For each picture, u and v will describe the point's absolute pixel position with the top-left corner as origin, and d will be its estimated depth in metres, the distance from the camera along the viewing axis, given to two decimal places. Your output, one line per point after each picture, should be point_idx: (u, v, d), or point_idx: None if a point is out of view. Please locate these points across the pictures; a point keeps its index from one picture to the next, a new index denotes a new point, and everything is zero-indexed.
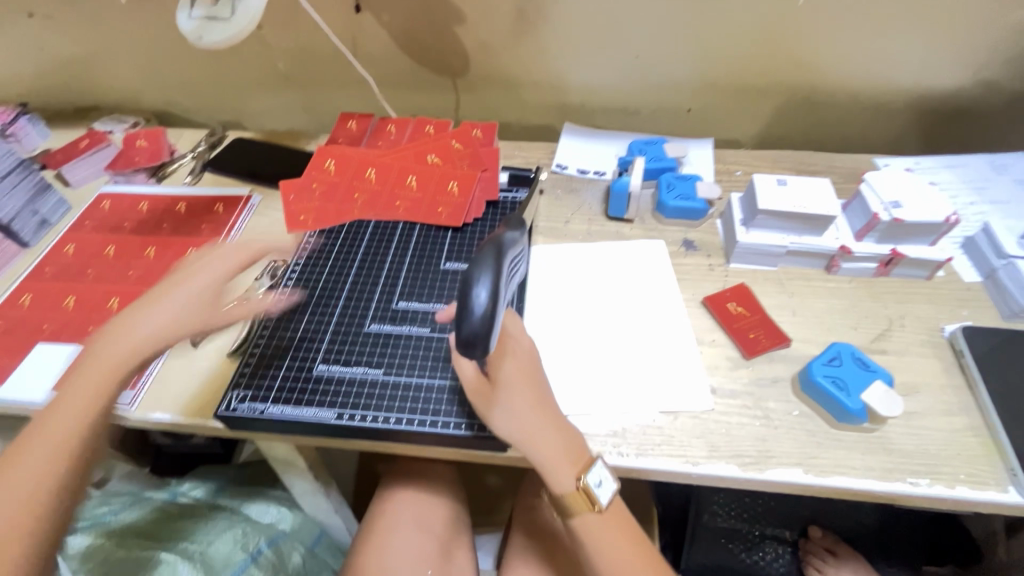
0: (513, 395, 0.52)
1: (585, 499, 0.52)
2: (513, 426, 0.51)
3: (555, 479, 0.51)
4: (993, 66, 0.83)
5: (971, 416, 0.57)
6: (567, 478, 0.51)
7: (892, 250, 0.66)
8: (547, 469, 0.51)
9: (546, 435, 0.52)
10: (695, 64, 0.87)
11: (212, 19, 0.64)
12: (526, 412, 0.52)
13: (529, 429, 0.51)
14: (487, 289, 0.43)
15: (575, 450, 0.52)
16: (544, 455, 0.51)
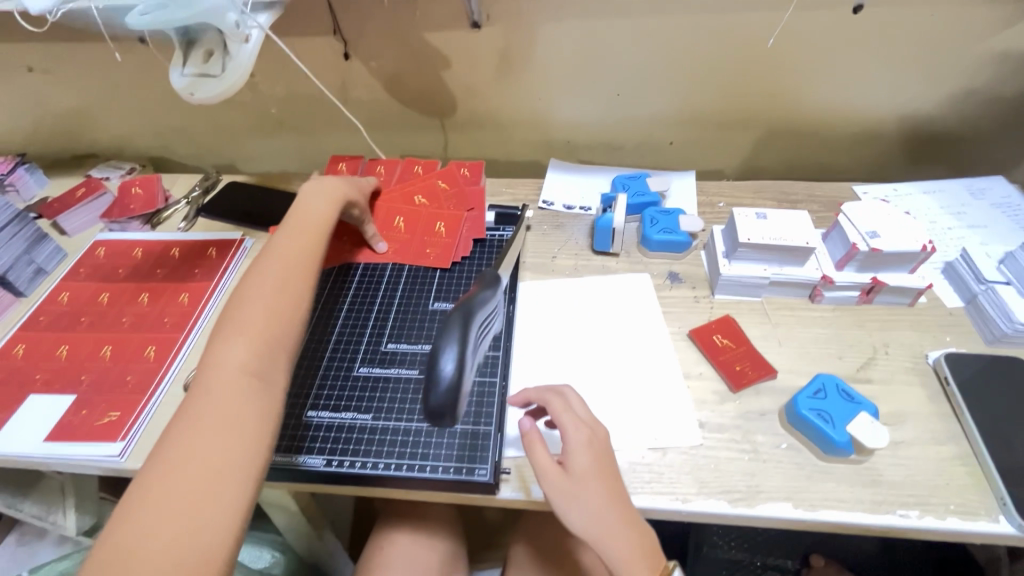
0: (587, 490, 0.49)
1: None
2: (587, 522, 0.49)
3: None
4: (964, 94, 0.86)
5: (959, 444, 0.57)
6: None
7: (873, 278, 0.67)
8: (623, 574, 0.48)
9: (624, 532, 0.49)
10: (675, 100, 0.90)
11: (204, 76, 0.66)
12: (599, 507, 0.49)
13: (605, 525, 0.48)
14: (453, 357, 0.42)
15: (650, 548, 0.49)
16: (622, 558, 0.48)
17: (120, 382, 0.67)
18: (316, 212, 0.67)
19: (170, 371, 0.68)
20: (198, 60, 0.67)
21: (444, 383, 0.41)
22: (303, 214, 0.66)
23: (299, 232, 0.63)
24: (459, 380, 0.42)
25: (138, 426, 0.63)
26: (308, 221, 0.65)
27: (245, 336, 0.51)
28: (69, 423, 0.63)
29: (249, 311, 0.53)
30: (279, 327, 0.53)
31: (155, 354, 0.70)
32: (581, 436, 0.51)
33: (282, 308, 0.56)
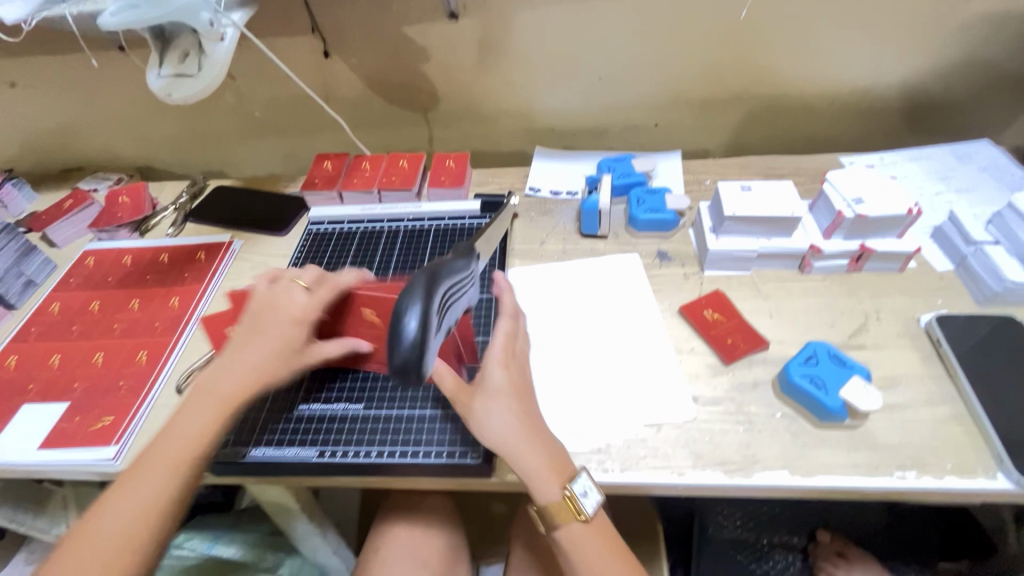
0: (501, 404, 0.51)
1: (573, 512, 0.50)
2: (501, 435, 0.51)
3: (538, 486, 0.50)
4: (945, 60, 0.86)
5: (954, 404, 0.56)
6: (554, 486, 0.50)
7: (861, 245, 0.67)
8: (530, 476, 0.50)
9: (533, 442, 0.51)
10: (656, 81, 0.90)
11: (181, 76, 0.67)
12: (511, 420, 0.51)
13: (516, 436, 0.50)
14: (419, 317, 0.40)
15: (558, 458, 0.51)
16: (528, 461, 0.50)
17: (113, 387, 0.67)
18: (224, 394, 0.53)
19: (162, 373, 0.68)
20: (174, 61, 0.67)
21: (409, 340, 0.40)
22: (210, 397, 0.53)
23: (201, 407, 0.53)
24: (425, 338, 0.40)
25: (133, 429, 0.63)
26: (213, 401, 0.53)
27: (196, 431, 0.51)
28: (63, 430, 0.63)
29: (122, 497, 0.49)
30: (147, 523, 0.48)
31: (147, 358, 0.69)
32: (501, 354, 0.53)
33: (154, 498, 0.49)
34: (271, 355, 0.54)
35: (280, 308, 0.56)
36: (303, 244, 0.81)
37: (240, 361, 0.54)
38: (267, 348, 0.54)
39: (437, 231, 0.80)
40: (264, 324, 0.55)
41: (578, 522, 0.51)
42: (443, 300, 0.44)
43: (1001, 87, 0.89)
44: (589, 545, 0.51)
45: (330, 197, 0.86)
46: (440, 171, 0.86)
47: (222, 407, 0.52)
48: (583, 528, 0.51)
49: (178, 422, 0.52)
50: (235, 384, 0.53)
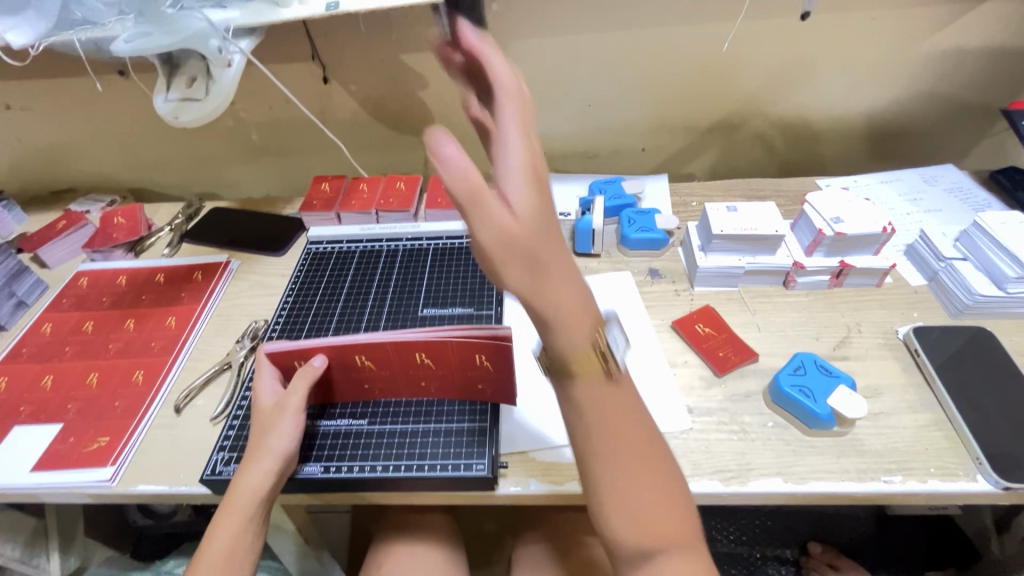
0: (505, 244, 0.32)
1: (598, 363, 0.38)
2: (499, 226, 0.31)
3: (564, 335, 0.36)
4: (907, 91, 0.92)
5: (934, 411, 0.59)
6: (581, 333, 0.36)
7: (841, 262, 0.71)
8: (551, 320, 0.35)
9: (554, 264, 0.33)
10: (644, 108, 0.94)
11: (188, 100, 0.70)
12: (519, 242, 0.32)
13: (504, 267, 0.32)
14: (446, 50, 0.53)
15: (585, 296, 0.36)
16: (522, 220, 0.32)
17: (108, 407, 0.66)
18: (242, 498, 0.50)
19: (160, 393, 0.67)
20: (182, 85, 0.71)
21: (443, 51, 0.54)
22: (235, 504, 0.50)
23: (227, 518, 0.50)
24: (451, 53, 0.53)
25: (128, 450, 0.62)
26: (240, 508, 0.50)
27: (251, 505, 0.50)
28: (57, 451, 0.62)
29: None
30: None
31: (144, 378, 0.69)
32: (518, 176, 0.32)
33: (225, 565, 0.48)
34: (272, 472, 0.52)
35: (277, 435, 0.53)
36: (301, 264, 0.82)
37: (245, 475, 0.51)
38: (268, 466, 0.52)
39: (435, 250, 0.82)
40: (265, 441, 0.53)
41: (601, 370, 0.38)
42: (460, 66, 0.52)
43: (964, 115, 0.95)
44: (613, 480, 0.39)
45: (328, 218, 0.87)
46: (437, 192, 0.89)
47: (245, 512, 0.50)
48: (609, 384, 0.39)
49: (221, 522, 0.50)
50: (254, 489, 0.51)
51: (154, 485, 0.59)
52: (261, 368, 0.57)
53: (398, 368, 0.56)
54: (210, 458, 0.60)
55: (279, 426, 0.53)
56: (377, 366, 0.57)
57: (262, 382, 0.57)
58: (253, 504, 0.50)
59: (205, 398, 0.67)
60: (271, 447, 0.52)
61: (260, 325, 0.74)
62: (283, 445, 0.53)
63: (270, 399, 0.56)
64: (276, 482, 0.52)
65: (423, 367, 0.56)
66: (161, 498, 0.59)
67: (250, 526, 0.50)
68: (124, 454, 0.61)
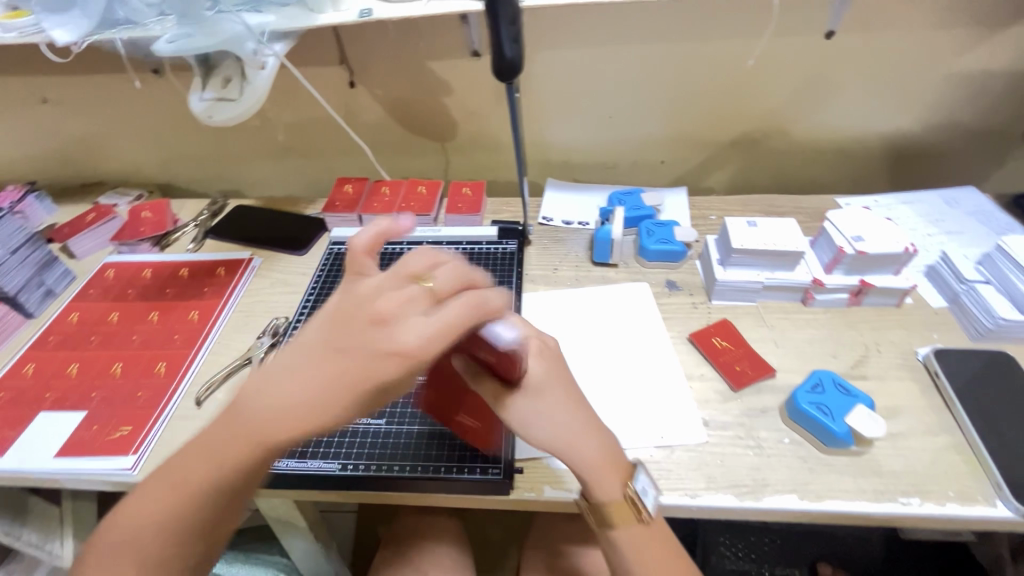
0: (571, 399, 0.51)
1: (633, 512, 0.50)
2: (548, 432, 0.49)
3: (600, 487, 0.49)
4: (930, 113, 0.92)
5: (953, 434, 0.59)
6: (614, 484, 0.50)
7: (861, 280, 0.71)
8: (593, 477, 0.50)
9: (588, 437, 0.50)
10: (665, 121, 0.95)
11: (222, 100, 0.72)
12: (578, 419, 0.50)
13: (606, 475, 0.50)
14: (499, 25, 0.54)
15: (615, 454, 0.51)
16: (586, 458, 0.49)
17: (131, 397, 0.68)
18: (183, 482, 0.42)
19: (181, 386, 0.69)
20: (217, 85, 0.73)
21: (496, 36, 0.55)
22: (179, 484, 0.42)
23: (165, 498, 0.42)
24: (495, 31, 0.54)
25: (150, 440, 0.63)
26: (182, 490, 0.42)
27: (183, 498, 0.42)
28: (80, 439, 0.63)
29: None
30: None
31: (166, 370, 0.70)
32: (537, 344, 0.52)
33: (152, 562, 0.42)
34: (224, 457, 0.42)
35: (396, 332, 0.41)
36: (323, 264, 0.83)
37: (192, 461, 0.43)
38: (218, 450, 0.42)
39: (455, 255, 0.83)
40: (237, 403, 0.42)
41: (638, 524, 0.50)
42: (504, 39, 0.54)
43: (987, 138, 0.95)
44: (643, 550, 0.49)
45: (349, 219, 0.89)
46: (458, 198, 0.90)
47: (186, 493, 0.42)
48: (643, 529, 0.50)
49: (137, 533, 0.42)
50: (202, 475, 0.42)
51: None
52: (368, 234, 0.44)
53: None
54: None
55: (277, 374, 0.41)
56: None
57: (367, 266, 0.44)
58: (194, 490, 0.42)
59: (224, 392, 0.68)
60: (241, 417, 0.41)
61: (280, 322, 0.76)
62: (407, 343, 0.41)
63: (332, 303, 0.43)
64: (226, 469, 0.42)
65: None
66: None
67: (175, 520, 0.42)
68: (146, 444, 0.63)
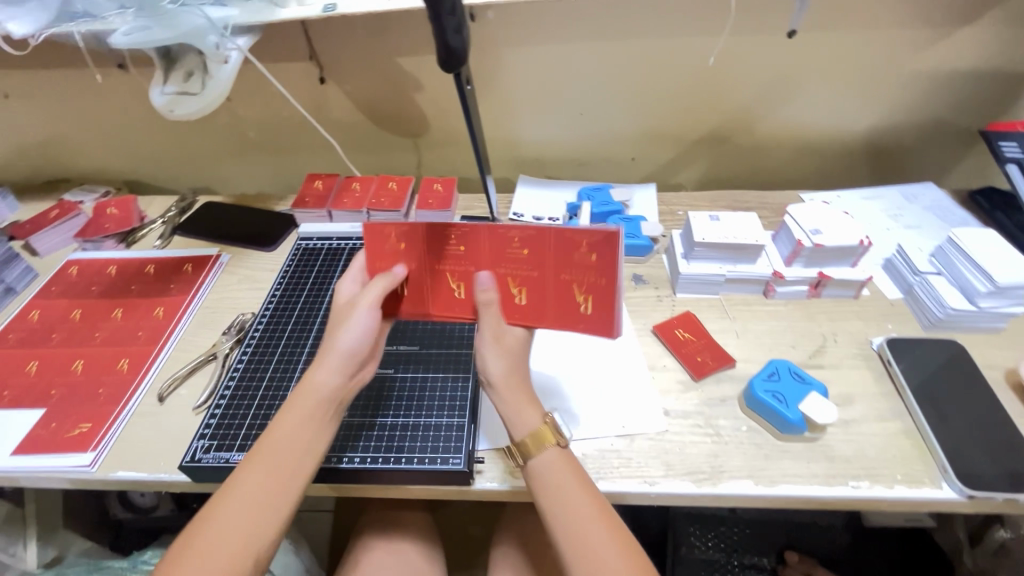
0: (496, 341, 0.52)
1: (551, 442, 0.50)
2: (494, 368, 0.51)
3: (523, 421, 0.50)
4: (890, 111, 0.95)
5: (903, 420, 0.61)
6: (534, 416, 0.50)
7: (819, 273, 0.73)
8: (514, 412, 0.50)
9: (515, 376, 0.52)
10: (634, 118, 0.96)
11: (184, 94, 0.72)
12: (503, 359, 0.51)
13: (521, 404, 0.50)
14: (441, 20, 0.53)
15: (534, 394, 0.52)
16: (510, 397, 0.51)
17: (92, 394, 0.67)
18: (281, 445, 0.48)
19: (143, 382, 0.68)
20: (178, 79, 0.73)
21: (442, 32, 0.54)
22: (275, 447, 0.48)
23: (265, 467, 0.47)
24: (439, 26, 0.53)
25: (110, 436, 0.62)
26: (280, 456, 0.47)
27: (276, 469, 0.47)
28: (38, 436, 0.62)
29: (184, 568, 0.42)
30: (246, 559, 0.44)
31: (129, 366, 0.70)
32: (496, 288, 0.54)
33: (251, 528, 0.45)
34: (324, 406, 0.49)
35: (347, 333, 0.51)
36: (291, 259, 0.83)
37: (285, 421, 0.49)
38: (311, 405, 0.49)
39: None
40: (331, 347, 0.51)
41: (554, 450, 0.50)
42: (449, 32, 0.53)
43: (945, 135, 0.98)
44: (563, 476, 0.49)
45: (319, 215, 0.88)
46: (429, 194, 0.90)
47: (291, 458, 0.48)
48: (559, 462, 0.50)
49: (242, 506, 0.46)
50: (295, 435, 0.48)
51: (133, 472, 0.59)
52: (348, 271, 0.57)
53: (433, 253, 0.55)
54: (190, 447, 0.60)
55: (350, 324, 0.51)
56: (409, 258, 0.55)
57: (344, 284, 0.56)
58: (297, 453, 0.48)
59: (188, 388, 0.67)
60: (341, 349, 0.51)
61: (247, 318, 0.75)
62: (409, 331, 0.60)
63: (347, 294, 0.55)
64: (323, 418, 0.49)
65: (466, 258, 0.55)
66: (140, 485, 0.60)
67: (278, 483, 0.47)
68: (106, 441, 0.62)
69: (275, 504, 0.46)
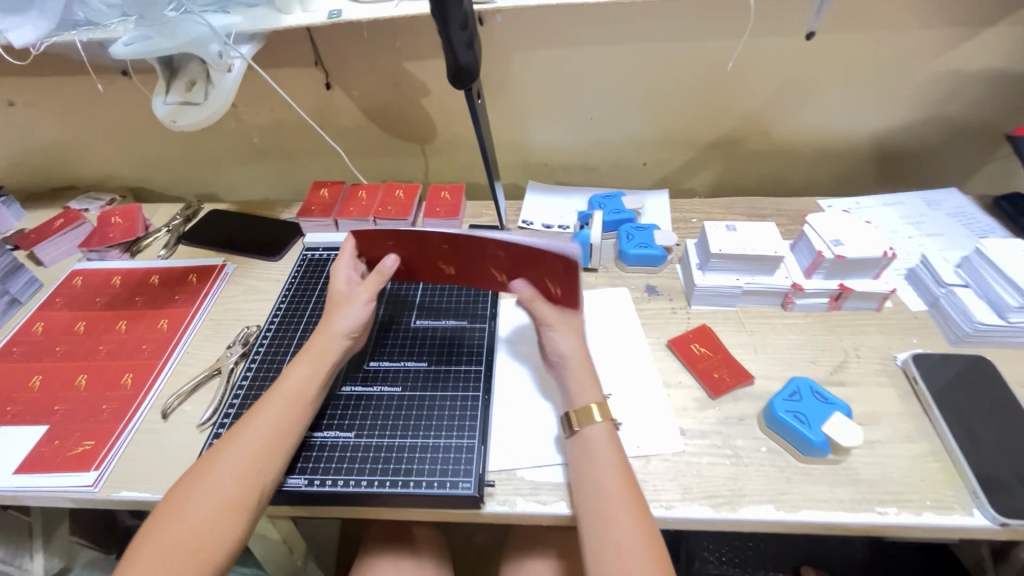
0: (573, 330, 0.60)
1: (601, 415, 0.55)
2: (563, 345, 0.59)
3: (581, 390, 0.56)
4: (912, 114, 0.92)
5: (931, 441, 0.58)
6: (592, 391, 0.56)
7: (840, 285, 0.70)
8: (575, 382, 0.57)
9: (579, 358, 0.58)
10: (647, 122, 0.94)
11: (187, 104, 0.70)
12: (575, 345, 0.59)
13: (580, 381, 0.57)
14: (450, 33, 0.52)
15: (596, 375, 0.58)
16: (574, 368, 0.57)
17: (95, 410, 0.66)
18: (279, 394, 0.56)
19: (147, 397, 0.67)
20: (181, 89, 0.71)
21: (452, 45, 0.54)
22: (277, 395, 0.55)
23: (265, 409, 0.54)
24: (447, 38, 0.53)
25: (113, 455, 0.61)
26: (280, 399, 0.55)
27: (277, 412, 0.54)
28: (41, 454, 0.61)
29: (203, 488, 0.49)
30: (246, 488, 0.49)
31: (133, 381, 0.68)
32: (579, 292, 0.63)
33: (249, 465, 0.51)
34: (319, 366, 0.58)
35: (347, 312, 0.61)
36: (296, 270, 0.81)
37: (286, 377, 0.57)
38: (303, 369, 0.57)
39: None
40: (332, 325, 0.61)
41: (602, 426, 0.54)
42: (458, 45, 0.54)
43: (969, 138, 0.94)
44: (599, 446, 0.53)
45: (325, 224, 0.87)
46: (436, 202, 0.88)
47: (288, 404, 0.55)
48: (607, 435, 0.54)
49: (240, 443, 0.52)
50: (292, 385, 0.56)
51: (137, 492, 0.58)
52: (342, 255, 0.66)
53: (416, 248, 0.63)
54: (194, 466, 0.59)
55: (346, 307, 0.62)
56: (399, 250, 0.64)
57: (339, 268, 0.65)
58: (298, 400, 0.56)
59: (192, 404, 0.66)
60: (338, 328, 0.60)
61: (252, 331, 0.74)
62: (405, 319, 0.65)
63: (344, 283, 0.64)
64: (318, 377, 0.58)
65: (448, 254, 0.63)
66: (143, 506, 0.59)
67: (280, 421, 0.54)
68: (109, 459, 0.61)
69: (286, 440, 0.53)
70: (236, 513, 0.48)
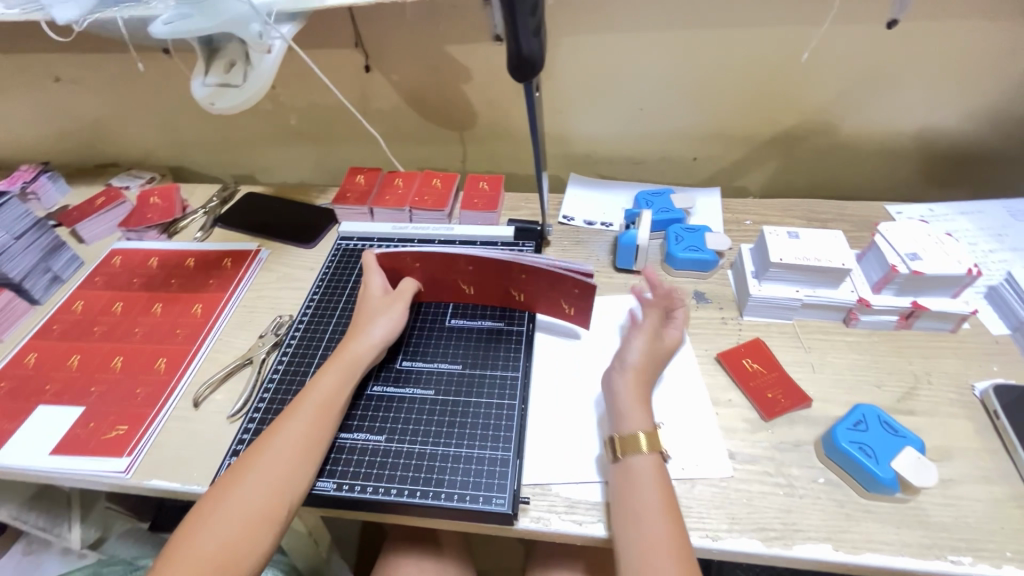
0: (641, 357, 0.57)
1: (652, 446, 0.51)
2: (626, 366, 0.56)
3: (632, 416, 0.53)
4: (1000, 115, 0.83)
5: (1012, 484, 0.53)
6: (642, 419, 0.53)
7: (913, 302, 0.64)
8: (626, 408, 0.53)
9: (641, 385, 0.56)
10: (700, 115, 0.88)
11: (225, 87, 0.69)
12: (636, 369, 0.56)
13: (632, 405, 0.53)
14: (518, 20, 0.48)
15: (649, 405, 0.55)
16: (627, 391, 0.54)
17: (130, 393, 0.65)
18: (309, 402, 0.54)
19: (180, 384, 0.66)
20: (220, 70, 0.69)
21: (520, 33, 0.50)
22: (308, 403, 0.54)
23: (294, 418, 0.53)
24: (513, 27, 0.49)
25: (145, 441, 0.61)
26: (311, 409, 0.54)
27: (307, 422, 0.53)
28: (76, 436, 0.62)
29: (234, 497, 0.47)
30: (277, 502, 0.48)
31: (166, 366, 0.68)
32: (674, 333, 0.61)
33: (281, 477, 0.49)
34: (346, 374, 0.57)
35: (380, 320, 0.61)
36: (330, 260, 0.80)
37: (315, 384, 0.56)
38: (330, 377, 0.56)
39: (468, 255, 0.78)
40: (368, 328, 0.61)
41: (653, 458, 0.50)
42: (524, 34, 0.49)
43: None
44: (645, 479, 0.49)
45: (361, 212, 0.85)
46: (474, 193, 0.85)
47: (319, 414, 0.54)
48: (652, 467, 0.50)
49: (271, 454, 0.50)
50: (322, 393, 0.55)
51: (166, 480, 0.58)
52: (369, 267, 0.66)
53: (443, 267, 0.63)
54: (223, 459, 0.58)
55: (377, 317, 0.62)
56: (422, 273, 0.66)
57: (373, 276, 0.66)
58: (328, 409, 0.54)
59: (223, 393, 0.65)
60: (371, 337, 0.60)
61: (285, 320, 0.73)
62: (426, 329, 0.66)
63: (378, 289, 0.65)
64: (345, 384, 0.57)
65: (468, 275, 0.64)
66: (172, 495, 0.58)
67: (313, 430, 0.53)
68: (140, 445, 0.60)
69: (318, 449, 0.52)
70: (268, 525, 0.47)
